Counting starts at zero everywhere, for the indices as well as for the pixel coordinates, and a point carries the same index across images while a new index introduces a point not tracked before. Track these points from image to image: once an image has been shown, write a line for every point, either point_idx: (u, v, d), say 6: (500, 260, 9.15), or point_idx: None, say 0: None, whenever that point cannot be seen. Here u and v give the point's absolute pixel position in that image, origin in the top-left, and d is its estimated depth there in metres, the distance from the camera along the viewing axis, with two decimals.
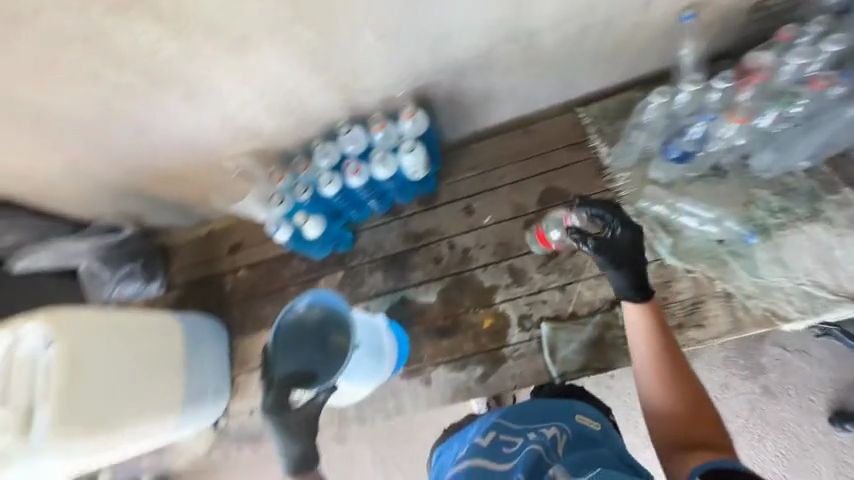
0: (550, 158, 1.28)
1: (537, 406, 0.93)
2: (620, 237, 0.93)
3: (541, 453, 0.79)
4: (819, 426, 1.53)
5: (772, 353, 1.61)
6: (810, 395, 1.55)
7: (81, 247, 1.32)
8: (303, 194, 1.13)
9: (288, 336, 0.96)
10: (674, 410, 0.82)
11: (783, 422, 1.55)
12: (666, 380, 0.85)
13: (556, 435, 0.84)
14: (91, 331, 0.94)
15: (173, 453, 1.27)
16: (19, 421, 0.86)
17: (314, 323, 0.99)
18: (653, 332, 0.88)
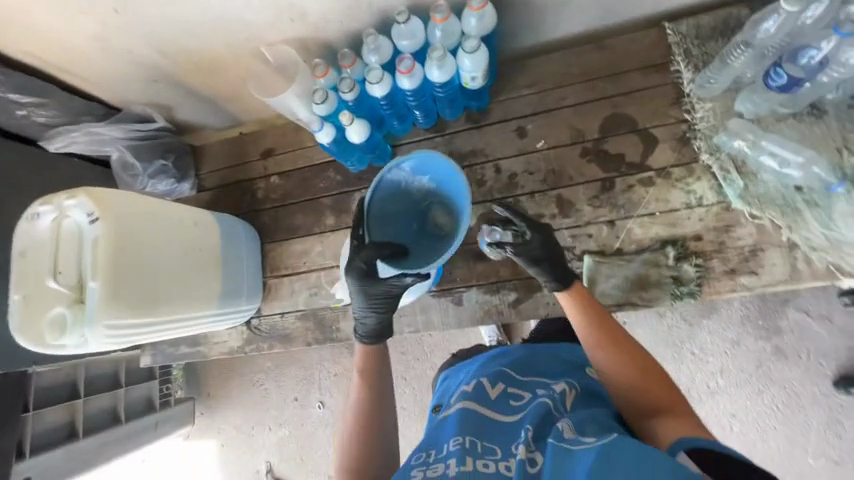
0: (623, 80, 1.15)
1: (546, 356, 0.90)
2: (532, 239, 0.95)
3: (549, 406, 0.73)
4: (824, 388, 1.55)
5: (790, 317, 1.59)
6: (822, 360, 1.56)
7: (114, 134, 1.27)
8: (349, 93, 1.04)
9: (385, 205, 1.02)
10: (645, 395, 0.74)
11: (786, 380, 1.58)
12: (623, 366, 0.77)
13: (565, 390, 0.79)
14: (127, 208, 0.91)
15: (207, 344, 1.34)
16: (73, 293, 0.87)
17: (414, 198, 1.05)
18: (591, 318, 0.83)
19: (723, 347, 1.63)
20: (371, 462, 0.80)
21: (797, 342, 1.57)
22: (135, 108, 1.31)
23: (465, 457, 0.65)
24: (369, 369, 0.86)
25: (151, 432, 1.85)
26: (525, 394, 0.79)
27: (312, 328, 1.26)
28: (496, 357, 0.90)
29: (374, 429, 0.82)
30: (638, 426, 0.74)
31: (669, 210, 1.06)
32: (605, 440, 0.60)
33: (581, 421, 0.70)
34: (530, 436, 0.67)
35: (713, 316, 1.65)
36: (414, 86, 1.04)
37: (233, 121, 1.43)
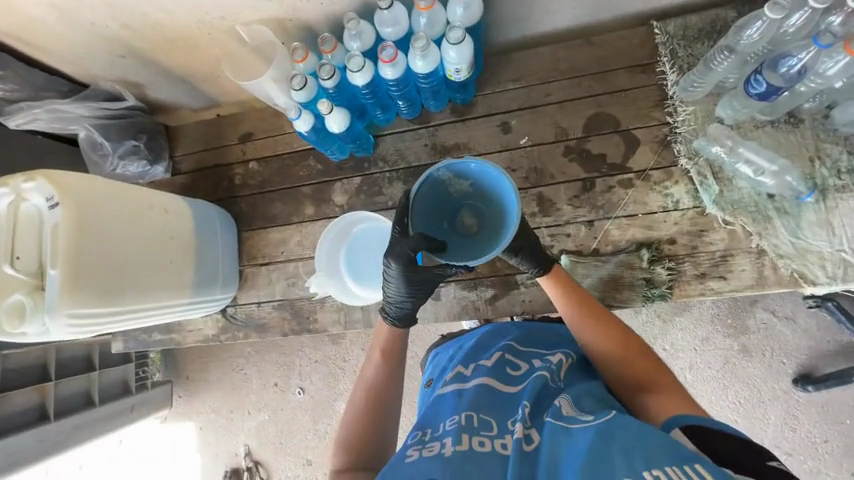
0: (609, 79, 1.14)
1: (544, 330, 0.95)
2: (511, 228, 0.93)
3: (547, 379, 0.75)
4: (783, 384, 1.63)
5: (758, 317, 1.66)
6: (784, 358, 1.63)
7: (81, 112, 1.19)
8: (329, 80, 1.00)
9: (429, 196, 0.91)
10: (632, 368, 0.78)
11: (749, 376, 1.65)
12: (608, 343, 0.83)
13: (561, 360, 0.82)
14: (91, 190, 0.87)
15: (181, 331, 1.31)
16: (33, 280, 0.83)
17: (461, 194, 0.92)
18: (573, 299, 0.90)
19: (692, 343, 1.69)
20: (375, 431, 0.82)
21: (762, 340, 1.64)
22: (103, 85, 1.24)
23: (462, 435, 0.64)
24: (391, 347, 0.90)
25: (127, 415, 1.82)
26: (522, 365, 0.80)
27: (289, 318, 1.25)
28: (493, 335, 0.93)
29: (385, 403, 0.84)
30: (629, 401, 0.76)
31: (646, 212, 1.07)
32: (603, 419, 0.62)
33: (577, 397, 0.73)
34: (527, 413, 0.66)
35: (685, 313, 1.71)
36: (397, 76, 1.01)
37: (211, 103, 1.37)
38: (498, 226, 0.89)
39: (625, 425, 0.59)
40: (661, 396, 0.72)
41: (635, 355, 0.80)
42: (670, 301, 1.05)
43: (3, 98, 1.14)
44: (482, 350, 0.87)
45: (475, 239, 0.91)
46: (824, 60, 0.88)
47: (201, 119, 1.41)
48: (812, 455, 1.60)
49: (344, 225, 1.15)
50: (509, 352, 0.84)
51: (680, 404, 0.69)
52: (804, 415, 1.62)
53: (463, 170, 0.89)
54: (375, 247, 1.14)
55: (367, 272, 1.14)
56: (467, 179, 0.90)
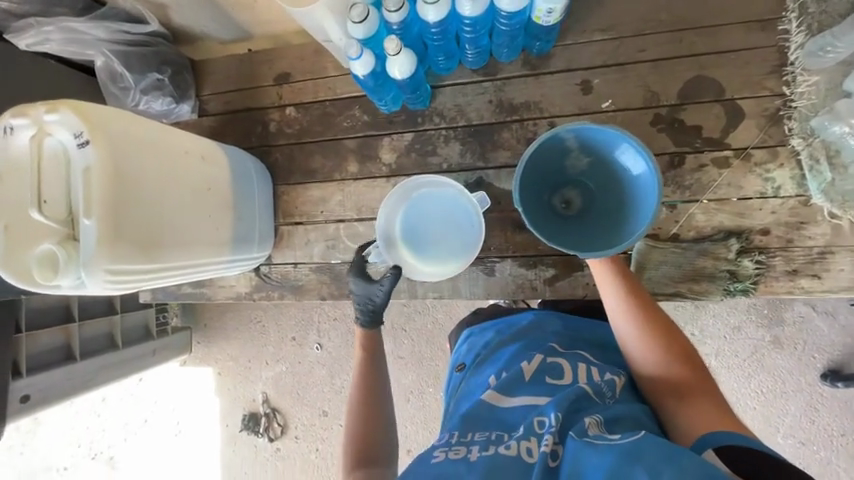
0: (717, 35, 0.96)
1: (586, 332, 0.87)
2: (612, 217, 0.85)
3: (587, 392, 0.69)
4: (810, 378, 1.58)
5: (794, 310, 1.61)
6: (815, 352, 1.56)
7: (97, 34, 1.04)
8: (396, 12, 0.84)
9: (541, 161, 0.84)
10: (669, 369, 0.71)
11: (777, 368, 1.60)
12: (647, 337, 0.74)
13: (613, 380, 0.73)
14: (120, 129, 0.75)
15: (212, 286, 1.25)
16: (65, 228, 0.74)
17: (576, 167, 0.87)
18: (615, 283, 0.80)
19: (723, 331, 1.64)
20: (378, 423, 0.82)
21: (796, 333, 1.58)
22: (123, 3, 1.06)
23: (488, 446, 0.64)
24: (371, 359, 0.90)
25: (149, 358, 1.83)
26: (565, 372, 0.74)
27: (327, 282, 1.18)
28: (536, 332, 0.85)
29: (380, 399, 0.84)
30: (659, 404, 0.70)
31: (739, 198, 0.95)
32: (631, 439, 0.57)
33: (615, 417, 0.66)
34: (556, 425, 0.62)
35: (721, 301, 1.65)
36: (476, 15, 0.85)
37: (242, 34, 1.20)
38: (616, 210, 0.84)
39: (660, 446, 0.55)
40: (696, 404, 0.66)
41: (676, 355, 0.72)
42: (751, 297, 0.96)
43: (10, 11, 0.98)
44: (522, 351, 0.81)
45: (578, 220, 0.87)
46: None
47: (231, 54, 1.24)
48: (829, 449, 1.57)
49: (411, 186, 1.02)
50: (553, 355, 0.77)
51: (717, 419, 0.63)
52: (826, 408, 1.58)
53: (596, 139, 0.81)
54: (444, 216, 1.02)
55: (430, 242, 1.02)
56: (589, 154, 0.85)
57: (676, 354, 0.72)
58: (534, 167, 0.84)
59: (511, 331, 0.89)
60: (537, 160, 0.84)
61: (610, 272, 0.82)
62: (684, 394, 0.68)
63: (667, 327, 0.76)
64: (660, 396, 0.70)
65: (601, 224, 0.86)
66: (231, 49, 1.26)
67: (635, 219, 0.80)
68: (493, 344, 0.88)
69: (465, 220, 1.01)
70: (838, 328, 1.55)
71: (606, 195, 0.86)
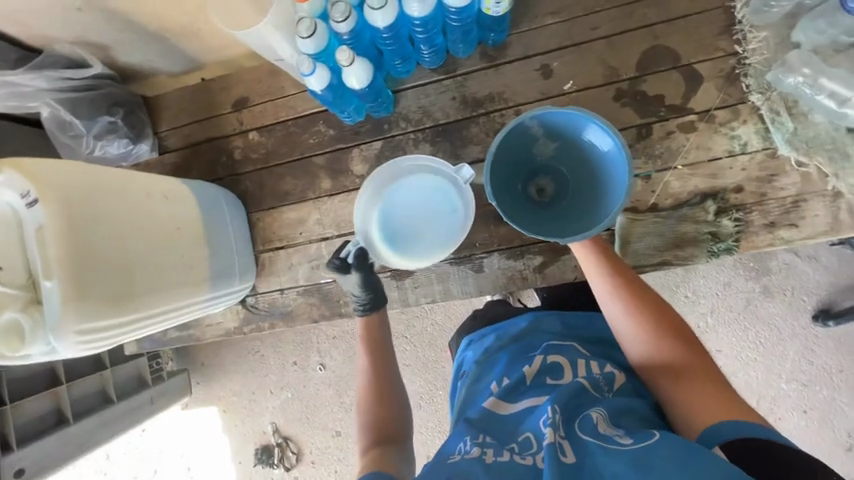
0: (665, 4, 0.97)
1: (578, 324, 0.86)
2: (587, 197, 0.84)
3: (586, 387, 0.69)
4: (804, 322, 1.60)
5: (779, 259, 1.65)
6: (805, 295, 1.59)
7: (38, 84, 0.99)
8: (343, 22, 0.83)
9: (507, 153, 0.83)
10: (663, 350, 0.70)
11: (772, 317, 1.62)
12: (639, 320, 0.74)
13: (613, 373, 0.73)
14: (71, 183, 0.71)
15: (199, 326, 1.21)
16: (26, 293, 0.70)
17: (542, 154, 0.86)
18: (600, 269, 0.81)
19: (715, 289, 1.66)
20: (391, 404, 0.83)
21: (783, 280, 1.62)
22: (61, 49, 1.02)
23: (501, 450, 0.63)
24: (379, 344, 0.91)
25: (148, 407, 1.75)
26: (565, 371, 0.74)
27: (317, 304, 1.15)
28: (533, 333, 0.85)
29: (391, 380, 0.86)
30: (657, 389, 0.69)
31: (710, 159, 0.96)
32: (644, 442, 0.56)
33: (619, 410, 0.66)
34: (559, 420, 0.62)
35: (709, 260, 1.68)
36: (425, 14, 0.84)
37: (192, 64, 1.16)
38: (590, 191, 0.83)
39: (674, 446, 0.54)
40: (694, 386, 0.65)
41: (667, 336, 0.72)
42: (736, 255, 0.97)
43: None
44: (521, 357, 0.80)
45: (552, 207, 0.86)
46: None
47: (183, 86, 1.20)
48: (831, 388, 1.59)
49: (405, 168, 0.99)
50: (552, 353, 0.77)
51: (717, 404, 0.62)
52: (823, 348, 1.61)
53: (560, 124, 0.81)
54: (426, 202, 0.99)
55: (407, 225, 0.99)
56: (550, 139, 0.84)
57: (664, 331, 0.72)
58: (501, 159, 0.83)
59: (506, 333, 0.88)
60: (504, 152, 0.83)
61: (597, 258, 0.82)
62: (681, 375, 0.67)
63: (659, 309, 0.75)
64: (657, 379, 0.69)
65: (577, 205, 0.85)
66: (184, 81, 1.22)
67: (611, 199, 0.79)
68: (488, 349, 0.87)
69: (450, 209, 0.98)
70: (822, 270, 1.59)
71: (578, 175, 0.85)
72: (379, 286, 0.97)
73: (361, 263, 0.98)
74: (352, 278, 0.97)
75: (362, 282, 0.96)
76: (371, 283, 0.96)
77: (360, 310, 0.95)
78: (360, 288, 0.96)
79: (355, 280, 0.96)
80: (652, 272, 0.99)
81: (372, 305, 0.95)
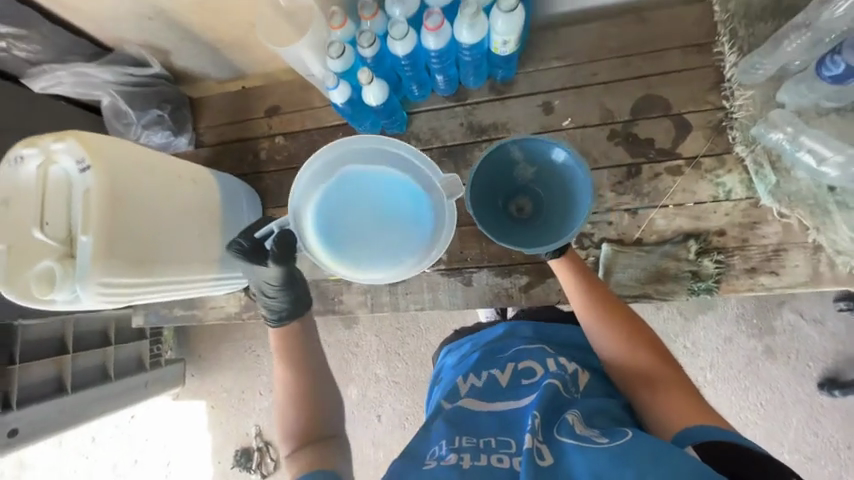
0: (661, 60, 1.07)
1: (551, 331, 0.89)
2: (557, 216, 0.89)
3: (558, 388, 0.71)
4: (808, 389, 1.55)
5: (784, 318, 1.59)
6: (810, 361, 1.54)
7: (106, 77, 1.17)
8: (369, 48, 0.95)
9: (488, 172, 0.90)
10: (637, 360, 0.75)
11: (773, 379, 1.57)
12: (614, 331, 0.79)
13: (576, 370, 0.78)
14: (115, 157, 0.82)
15: (203, 308, 1.30)
16: (64, 247, 0.79)
17: (521, 175, 0.92)
18: (579, 284, 0.85)
19: (715, 343, 1.61)
20: (316, 406, 0.77)
21: (787, 343, 1.57)
22: (129, 50, 1.19)
23: (479, 455, 0.63)
24: (295, 347, 0.83)
25: (142, 391, 1.79)
26: (536, 371, 0.76)
27: (314, 299, 1.22)
28: (508, 337, 0.88)
29: (311, 383, 0.79)
30: (634, 397, 0.73)
31: (695, 202, 1.02)
32: (620, 442, 0.59)
33: (590, 412, 0.69)
34: (538, 426, 0.63)
35: (709, 312, 1.63)
36: (440, 46, 0.95)
37: (236, 73, 1.32)
38: (560, 211, 0.89)
39: (649, 445, 0.57)
40: (667, 394, 0.69)
41: (639, 346, 0.76)
42: (716, 296, 1.01)
43: (27, 60, 1.10)
44: (494, 357, 0.83)
45: (527, 224, 0.92)
46: None
47: (226, 91, 1.35)
48: (833, 462, 1.52)
49: (365, 150, 0.90)
50: (523, 358, 0.80)
51: (688, 408, 0.67)
52: (826, 418, 1.54)
53: (535, 150, 0.88)
54: (380, 199, 0.88)
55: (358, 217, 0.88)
56: (528, 162, 0.90)
57: (641, 345, 0.76)
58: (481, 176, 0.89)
59: (482, 338, 0.91)
60: (485, 171, 0.89)
61: (576, 274, 0.87)
62: (655, 384, 0.71)
63: (632, 321, 0.80)
64: (634, 389, 0.73)
65: (548, 223, 0.90)
66: (227, 87, 1.38)
67: (575, 218, 0.85)
68: (465, 354, 0.90)
69: (412, 209, 0.88)
70: (827, 335, 1.54)
71: (552, 196, 0.90)
72: (295, 289, 0.86)
73: (279, 255, 0.85)
74: (264, 271, 0.86)
75: (278, 280, 0.86)
76: (286, 284, 0.86)
77: (268, 312, 0.85)
78: (275, 288, 0.86)
79: (271, 276, 0.86)
80: (633, 303, 1.03)
81: (283, 311, 0.85)
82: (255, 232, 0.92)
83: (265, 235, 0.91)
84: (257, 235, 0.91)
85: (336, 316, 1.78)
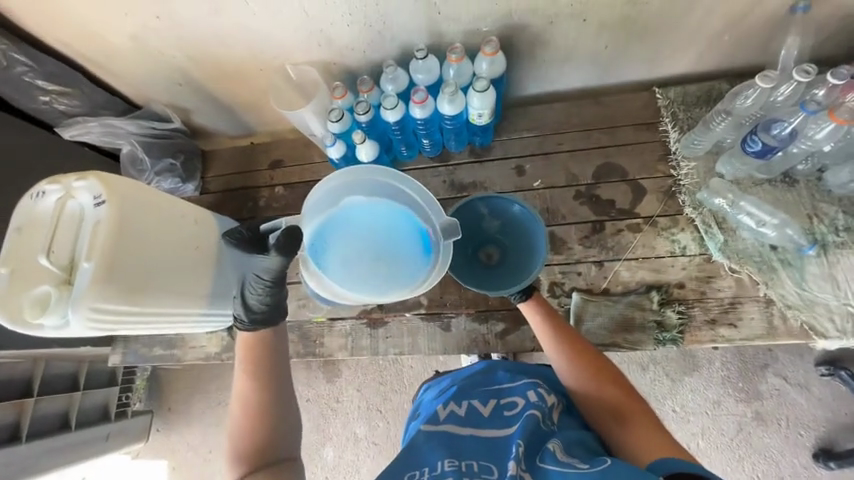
0: (616, 134, 1.24)
1: (526, 368, 0.91)
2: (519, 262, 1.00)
3: (539, 419, 0.72)
4: (804, 460, 1.44)
5: (770, 382, 1.47)
6: (802, 429, 1.45)
7: (130, 129, 1.31)
8: (364, 114, 1.11)
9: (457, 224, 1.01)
10: (606, 398, 0.78)
11: (767, 449, 1.45)
12: (583, 370, 0.82)
13: (554, 403, 0.78)
14: (133, 193, 0.90)
15: (184, 347, 1.31)
16: (63, 273, 0.83)
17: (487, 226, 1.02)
18: (548, 326, 0.90)
19: (704, 407, 1.49)
20: (273, 429, 0.76)
21: (775, 409, 1.46)
22: (155, 108, 1.36)
23: (461, 478, 0.62)
24: (261, 362, 0.82)
25: (102, 444, 1.66)
26: (517, 402, 0.78)
27: (296, 341, 1.24)
28: (485, 373, 0.89)
29: (273, 401, 0.78)
30: (606, 437, 0.74)
31: (655, 257, 1.12)
32: (601, 466, 0.59)
33: (570, 443, 0.69)
34: (522, 454, 0.64)
35: (695, 373, 1.52)
36: (425, 116, 1.11)
37: (247, 131, 1.48)
38: (520, 259, 0.99)
39: (626, 473, 0.56)
40: (636, 429, 0.71)
41: (607, 384, 0.80)
42: (681, 345, 1.08)
43: (64, 113, 1.25)
44: (476, 389, 0.84)
45: (494, 269, 1.01)
46: (810, 127, 1.00)
47: (236, 145, 1.51)
48: None
49: (379, 185, 0.92)
50: (502, 393, 0.81)
51: (656, 442, 0.68)
52: None
53: (497, 206, 0.99)
54: (382, 227, 0.90)
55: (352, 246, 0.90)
56: (493, 215, 1.01)
57: (608, 382, 0.80)
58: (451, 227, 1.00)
59: (462, 374, 0.92)
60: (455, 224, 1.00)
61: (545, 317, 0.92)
62: (624, 421, 0.73)
63: (599, 361, 0.84)
64: (605, 427, 0.75)
65: (510, 268, 1.00)
66: (237, 142, 1.54)
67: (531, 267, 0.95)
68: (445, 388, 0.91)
69: (408, 247, 0.90)
70: (816, 401, 1.44)
71: (515, 245, 1.00)
72: (278, 292, 0.88)
73: (283, 247, 0.83)
74: (259, 263, 0.86)
75: (267, 279, 0.87)
76: (273, 285, 0.87)
77: (245, 309, 0.85)
78: (260, 287, 0.87)
79: (262, 271, 0.87)
80: (605, 351, 1.08)
81: (260, 313, 0.85)
82: (260, 227, 0.95)
83: (269, 230, 0.95)
84: (261, 229, 0.95)
85: (318, 366, 1.74)
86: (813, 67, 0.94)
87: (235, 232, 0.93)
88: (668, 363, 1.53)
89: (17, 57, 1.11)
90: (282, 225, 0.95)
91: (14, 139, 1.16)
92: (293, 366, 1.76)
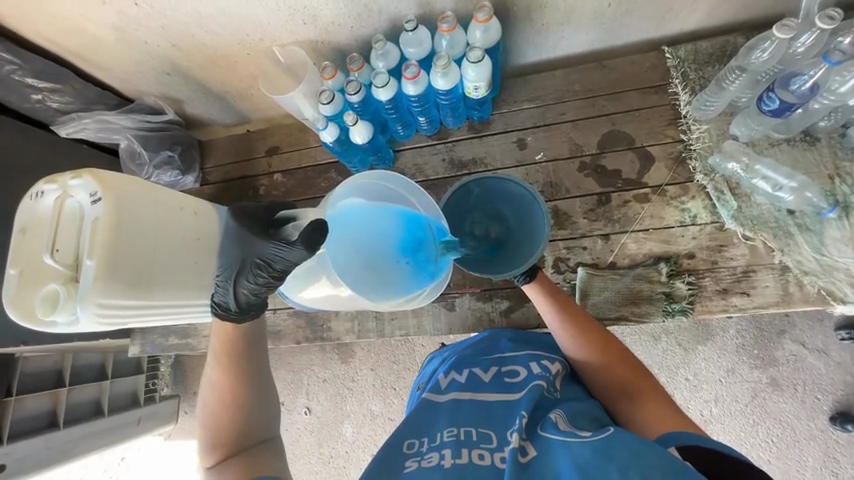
0: (622, 99, 1.17)
1: (528, 339, 0.90)
2: (531, 246, 0.86)
3: (543, 388, 0.72)
4: (819, 423, 1.42)
5: (785, 348, 1.45)
6: (819, 393, 1.43)
7: (125, 123, 1.30)
8: (355, 94, 1.07)
9: (455, 205, 0.90)
10: (614, 373, 0.77)
11: (783, 414, 1.44)
12: (592, 350, 0.81)
13: (557, 370, 0.79)
14: (126, 188, 0.86)
15: (199, 336, 1.36)
16: (69, 272, 0.83)
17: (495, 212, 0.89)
18: (554, 305, 0.88)
19: (718, 374, 1.48)
20: (249, 417, 0.81)
21: (792, 374, 1.44)
22: (148, 100, 1.34)
23: (460, 449, 0.62)
24: (234, 353, 0.85)
25: (133, 428, 1.71)
26: (519, 372, 0.78)
27: (304, 326, 1.27)
28: (489, 343, 0.90)
29: (251, 391, 0.83)
30: (612, 408, 0.75)
31: (663, 227, 1.08)
32: (602, 435, 0.57)
33: (574, 412, 0.69)
34: (523, 424, 0.64)
35: (708, 342, 1.49)
36: (419, 92, 1.07)
37: (242, 118, 1.46)
38: (528, 243, 0.86)
39: (629, 443, 0.54)
40: (645, 402, 0.71)
41: (615, 360, 0.79)
42: (691, 316, 1.05)
43: (58, 110, 1.24)
44: (477, 357, 0.85)
45: (499, 253, 0.87)
46: (834, 78, 0.92)
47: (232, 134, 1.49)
48: None
49: (391, 193, 0.80)
50: (504, 363, 0.81)
51: (663, 413, 0.68)
52: (845, 457, 1.41)
53: (503, 191, 0.90)
54: (377, 229, 0.75)
55: (344, 247, 0.76)
56: (498, 199, 0.90)
57: (615, 358, 0.79)
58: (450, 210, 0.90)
59: (463, 345, 0.93)
60: (453, 207, 0.90)
61: (551, 296, 0.90)
62: (633, 394, 0.73)
63: (609, 340, 0.83)
64: (613, 398, 0.75)
65: (518, 252, 0.87)
66: (233, 131, 1.52)
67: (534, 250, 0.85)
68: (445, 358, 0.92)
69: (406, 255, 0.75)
70: (834, 365, 1.41)
71: (523, 230, 0.87)
72: (272, 290, 0.83)
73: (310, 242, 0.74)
74: (274, 252, 0.78)
75: (271, 274, 0.80)
76: (272, 284, 0.81)
77: (235, 298, 0.82)
78: (261, 282, 0.81)
79: (272, 264, 0.79)
80: (612, 324, 1.07)
81: (248, 308, 0.84)
82: (278, 211, 0.87)
83: (285, 218, 0.86)
84: (278, 214, 0.86)
85: (332, 349, 1.78)
86: (838, 12, 0.86)
87: (253, 210, 0.86)
88: (681, 333, 1.51)
89: (3, 56, 1.10)
90: (301, 217, 0.87)
91: (11, 141, 1.17)
92: (308, 349, 1.80)
